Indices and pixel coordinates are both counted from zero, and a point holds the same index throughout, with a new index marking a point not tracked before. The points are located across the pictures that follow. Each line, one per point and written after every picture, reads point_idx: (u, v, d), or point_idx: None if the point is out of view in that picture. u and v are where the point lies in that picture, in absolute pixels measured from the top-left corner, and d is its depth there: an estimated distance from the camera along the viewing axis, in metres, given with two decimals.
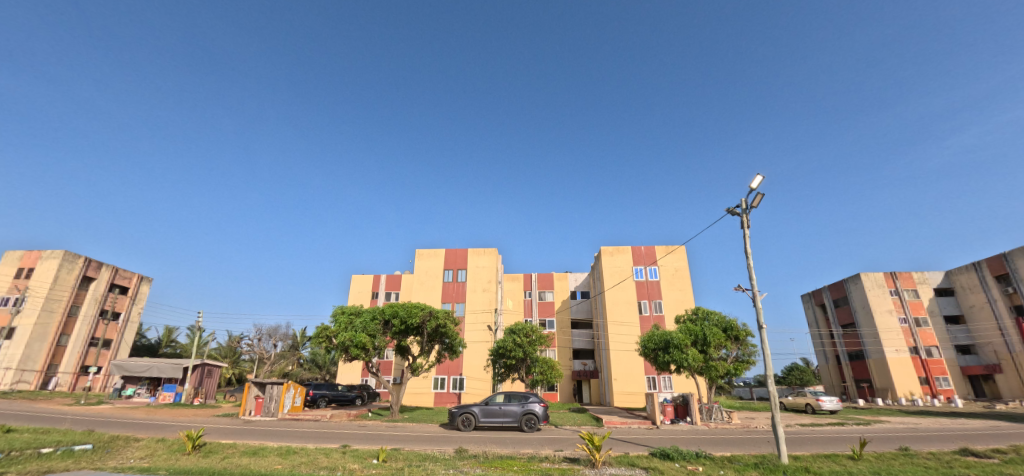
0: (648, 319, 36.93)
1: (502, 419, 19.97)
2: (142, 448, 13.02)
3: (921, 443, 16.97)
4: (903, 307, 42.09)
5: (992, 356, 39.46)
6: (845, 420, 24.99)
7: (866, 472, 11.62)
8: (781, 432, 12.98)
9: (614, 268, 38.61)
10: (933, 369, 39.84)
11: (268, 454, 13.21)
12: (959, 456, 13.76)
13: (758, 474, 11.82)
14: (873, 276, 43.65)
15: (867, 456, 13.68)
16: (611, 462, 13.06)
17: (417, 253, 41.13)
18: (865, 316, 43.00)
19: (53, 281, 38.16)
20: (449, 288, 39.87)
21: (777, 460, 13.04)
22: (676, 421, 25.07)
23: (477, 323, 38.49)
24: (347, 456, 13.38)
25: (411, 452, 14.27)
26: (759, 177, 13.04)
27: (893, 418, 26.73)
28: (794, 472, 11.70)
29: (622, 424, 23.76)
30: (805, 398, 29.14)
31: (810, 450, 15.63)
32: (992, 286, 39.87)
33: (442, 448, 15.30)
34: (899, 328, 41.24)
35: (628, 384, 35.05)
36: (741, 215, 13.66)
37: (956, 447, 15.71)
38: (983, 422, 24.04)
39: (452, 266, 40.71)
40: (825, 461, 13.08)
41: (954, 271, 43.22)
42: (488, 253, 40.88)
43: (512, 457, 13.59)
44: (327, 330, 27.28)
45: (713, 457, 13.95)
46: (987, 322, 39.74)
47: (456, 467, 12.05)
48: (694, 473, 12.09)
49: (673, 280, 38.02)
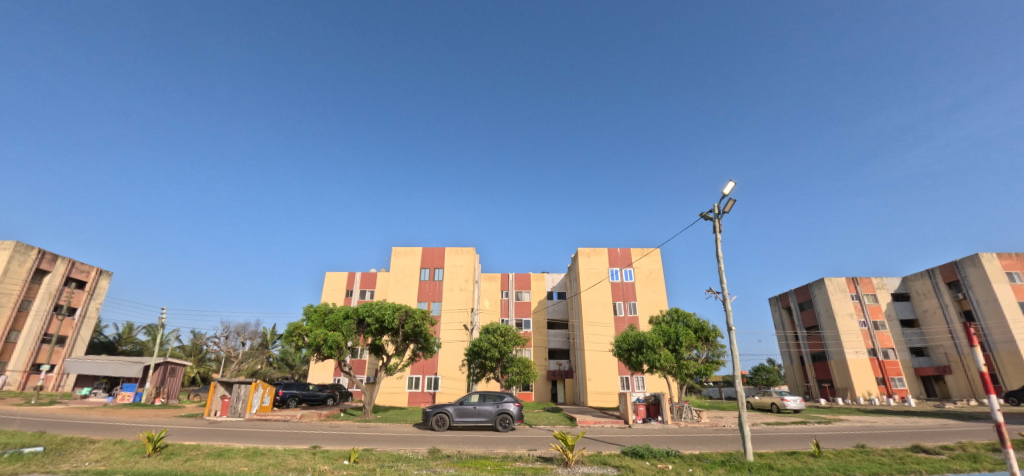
0: (623, 319, 37.50)
1: (476, 418, 19.98)
2: (99, 450, 12.44)
3: (877, 440, 17.93)
4: (863, 310, 44.10)
5: (943, 358, 41.65)
6: (808, 419, 26.04)
7: (824, 469, 12.18)
8: (747, 431, 13.30)
9: (590, 269, 38.97)
10: (889, 370, 41.86)
11: (234, 456, 12.80)
12: (911, 453, 14.56)
13: (725, 472, 12.16)
14: (836, 281, 45.53)
15: (827, 453, 14.29)
16: (584, 461, 13.25)
17: (393, 251, 40.42)
18: (828, 319, 44.77)
19: (2, 273, 35.96)
20: (425, 287, 39.46)
21: (743, 458, 13.42)
22: (648, 420, 25.67)
23: (452, 323, 38.20)
24: (317, 457, 13.10)
25: (384, 453, 14.09)
26: (732, 183, 13.43)
27: (852, 417, 27.94)
28: (757, 469, 12.16)
29: (595, 424, 24.13)
30: (771, 397, 30.13)
31: (774, 447, 16.32)
32: (945, 292, 42.08)
33: (415, 449, 15.10)
34: (859, 330, 43.20)
35: (602, 384, 35.51)
36: (714, 220, 14.05)
37: (908, 444, 16.63)
38: (934, 420, 25.43)
39: (429, 264, 40.28)
40: (787, 458, 13.63)
41: (910, 277, 45.56)
42: (466, 252, 40.63)
43: (485, 457, 13.63)
44: (298, 329, 26.77)
45: (683, 456, 14.23)
46: (939, 326, 42.01)
47: (429, 467, 11.96)
48: (663, 471, 12.40)
49: (647, 282, 38.70)
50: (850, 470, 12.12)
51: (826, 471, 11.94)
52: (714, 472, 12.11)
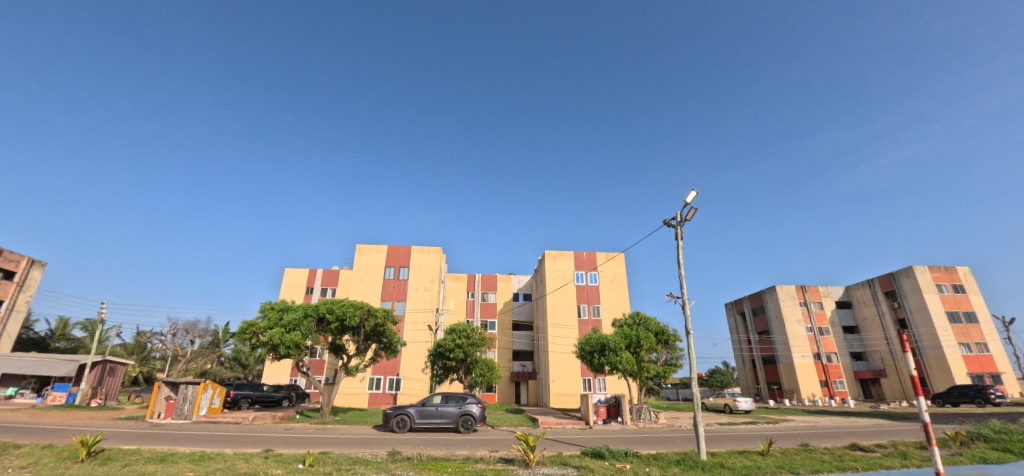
0: (587, 322, 38.14)
1: (438, 420, 19.78)
2: (25, 456, 11.43)
3: (819, 439, 19.11)
4: (810, 317, 46.82)
5: (879, 362, 44.79)
6: (758, 419, 27.42)
7: (771, 466, 12.87)
8: (702, 431, 13.82)
9: (557, 271, 39.41)
10: (831, 373, 44.63)
11: (178, 461, 12.08)
12: (848, 451, 15.63)
13: (680, 470, 12.62)
14: (786, 288, 48.10)
15: (774, 451, 15.08)
16: (545, 462, 13.39)
17: (357, 248, 39.39)
18: (778, 325, 47.24)
19: None
20: (389, 285, 38.69)
21: (697, 457, 13.96)
22: (609, 421, 26.22)
23: (416, 323, 37.64)
24: (269, 461, 12.57)
25: (341, 456, 13.71)
26: (695, 193, 13.96)
27: (797, 417, 29.64)
28: (709, 467, 12.68)
29: (557, 425, 24.42)
30: (724, 399, 31.47)
31: (726, 446, 17.09)
32: (882, 301, 45.31)
33: (374, 452, 14.78)
34: (805, 335, 45.84)
35: (565, 385, 35.95)
36: (676, 227, 14.55)
37: (846, 443, 17.83)
38: (870, 420, 27.33)
39: (395, 263, 39.52)
40: (738, 457, 14.32)
41: (852, 286, 48.77)
42: (432, 252, 40.16)
43: (446, 459, 13.52)
44: (253, 327, 25.60)
45: (641, 456, 14.65)
46: (877, 332, 45.18)
47: (388, 470, 11.74)
48: (622, 470, 12.72)
49: (611, 286, 39.55)
50: (795, 468, 12.86)
51: (773, 469, 12.59)
52: (670, 471, 12.52)
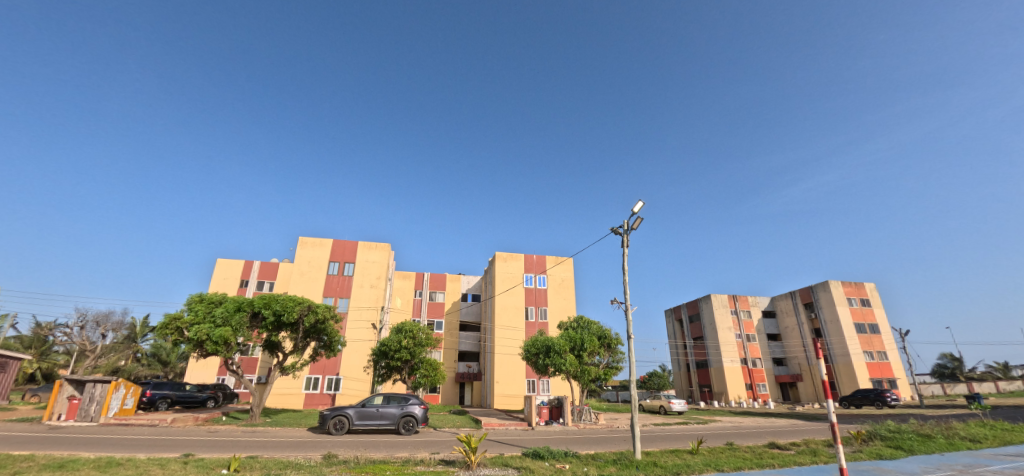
0: (534, 324, 38.65)
1: (378, 421, 19.21)
2: None
3: (743, 438, 20.63)
4: (739, 324, 50.29)
5: (796, 367, 48.93)
6: (689, 420, 29.09)
7: (699, 464, 13.72)
8: (638, 431, 14.42)
9: (507, 273, 39.59)
10: (756, 377, 48.16)
11: (81, 467, 10.87)
12: (767, 449, 17.03)
13: (616, 469, 13.14)
14: (719, 297, 51.33)
15: (702, 450, 16.07)
16: (486, 463, 13.40)
17: (299, 241, 37.41)
18: (711, 331, 50.31)
19: None
20: (333, 281, 37.08)
21: (631, 456, 14.58)
22: (550, 422, 26.68)
23: (360, 321, 36.34)
24: (189, 467, 11.63)
25: (271, 460, 12.97)
26: (641, 203, 14.61)
27: (724, 418, 31.76)
28: (643, 466, 13.28)
29: (500, 426, 24.50)
30: (660, 400, 33.07)
31: (659, 446, 17.99)
32: (802, 311, 49.52)
33: (308, 455, 14.10)
34: (734, 341, 49.17)
35: (510, 387, 36.16)
36: (622, 235, 15.16)
37: (765, 442, 19.37)
38: (787, 420, 29.81)
39: (339, 258, 37.94)
40: (670, 455, 15.16)
41: (777, 297, 52.92)
42: (380, 248, 38.99)
43: (385, 462, 13.15)
44: (177, 321, 23.57)
45: (579, 456, 15.09)
46: (796, 340, 49.32)
47: (322, 474, 11.25)
48: (561, 470, 13.02)
49: (559, 289, 40.35)
50: (720, 465, 13.80)
51: (702, 466, 13.40)
52: (607, 470, 12.99)
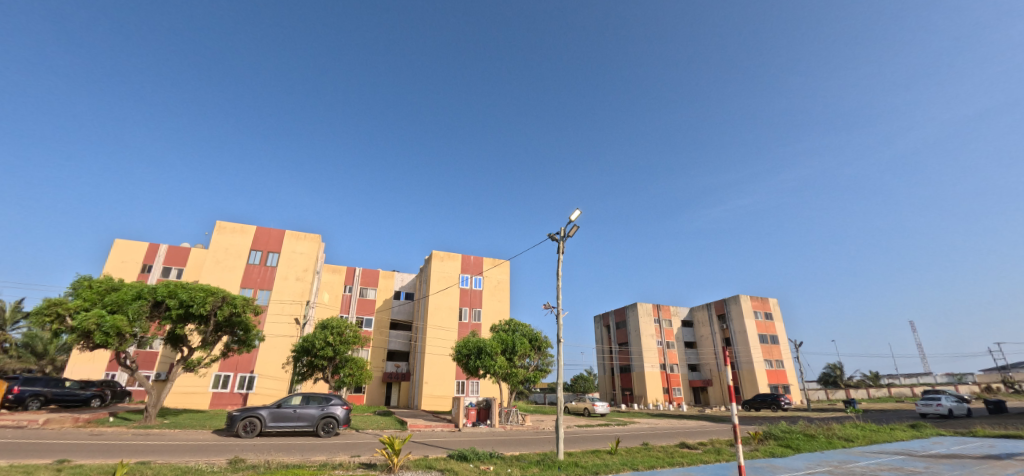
0: (467, 325, 38.47)
1: (295, 423, 18.06)
2: None
3: (657, 439, 22.05)
4: (660, 332, 53.70)
5: (707, 373, 53.12)
6: (609, 421, 30.51)
7: (617, 463, 14.43)
8: (562, 433, 14.81)
9: (443, 273, 39.05)
10: (671, 382, 51.60)
11: None
12: (678, 448, 18.34)
13: (538, 470, 13.46)
14: (644, 306, 54.42)
15: (620, 450, 16.91)
16: (409, 465, 13.09)
17: (216, 225, 34.24)
18: (635, 338, 53.19)
19: None
20: (253, 271, 34.34)
21: (554, 457, 15.01)
22: (477, 424, 26.67)
23: (281, 315, 33.94)
24: None
25: (166, 466, 11.70)
26: (576, 211, 15.20)
27: (641, 420, 33.64)
28: (564, 466, 13.75)
29: (425, 428, 24.02)
30: (584, 403, 34.33)
31: (580, 447, 18.68)
32: (715, 322, 53.81)
33: (212, 460, 12.93)
34: (655, 348, 52.40)
35: (438, 387, 35.65)
36: (558, 241, 15.57)
37: (677, 442, 20.83)
38: (695, 422, 32.27)
39: (262, 247, 35.22)
40: (591, 455, 15.81)
41: (695, 307, 57.06)
42: (310, 239, 36.77)
43: (300, 466, 12.38)
44: (58, 306, 20.57)
45: (503, 457, 15.27)
46: (708, 348, 53.51)
47: None
48: (485, 472, 13.08)
49: (494, 291, 40.52)
50: (635, 464, 14.62)
51: (619, 465, 14.10)
52: (529, 470, 13.26)
